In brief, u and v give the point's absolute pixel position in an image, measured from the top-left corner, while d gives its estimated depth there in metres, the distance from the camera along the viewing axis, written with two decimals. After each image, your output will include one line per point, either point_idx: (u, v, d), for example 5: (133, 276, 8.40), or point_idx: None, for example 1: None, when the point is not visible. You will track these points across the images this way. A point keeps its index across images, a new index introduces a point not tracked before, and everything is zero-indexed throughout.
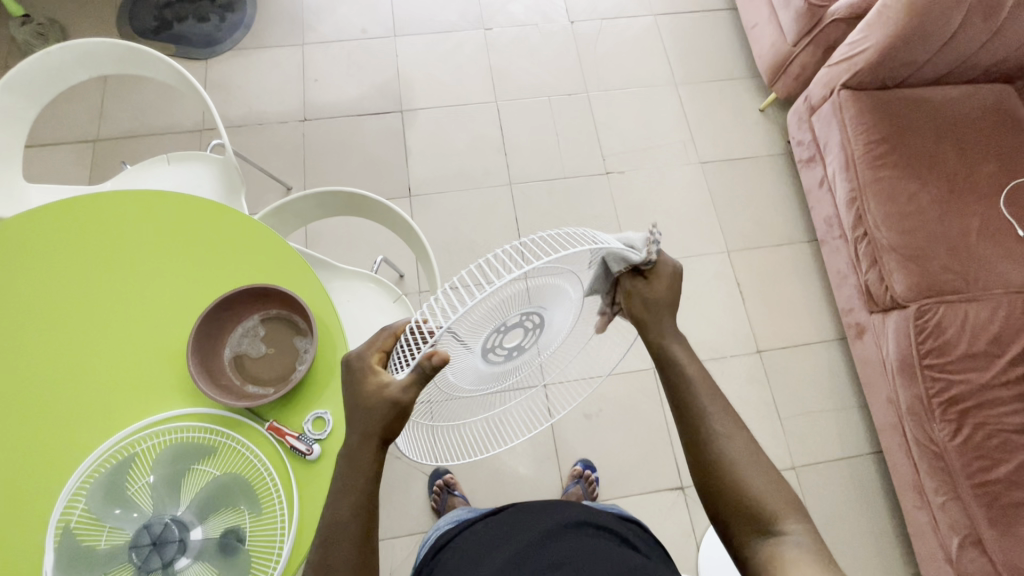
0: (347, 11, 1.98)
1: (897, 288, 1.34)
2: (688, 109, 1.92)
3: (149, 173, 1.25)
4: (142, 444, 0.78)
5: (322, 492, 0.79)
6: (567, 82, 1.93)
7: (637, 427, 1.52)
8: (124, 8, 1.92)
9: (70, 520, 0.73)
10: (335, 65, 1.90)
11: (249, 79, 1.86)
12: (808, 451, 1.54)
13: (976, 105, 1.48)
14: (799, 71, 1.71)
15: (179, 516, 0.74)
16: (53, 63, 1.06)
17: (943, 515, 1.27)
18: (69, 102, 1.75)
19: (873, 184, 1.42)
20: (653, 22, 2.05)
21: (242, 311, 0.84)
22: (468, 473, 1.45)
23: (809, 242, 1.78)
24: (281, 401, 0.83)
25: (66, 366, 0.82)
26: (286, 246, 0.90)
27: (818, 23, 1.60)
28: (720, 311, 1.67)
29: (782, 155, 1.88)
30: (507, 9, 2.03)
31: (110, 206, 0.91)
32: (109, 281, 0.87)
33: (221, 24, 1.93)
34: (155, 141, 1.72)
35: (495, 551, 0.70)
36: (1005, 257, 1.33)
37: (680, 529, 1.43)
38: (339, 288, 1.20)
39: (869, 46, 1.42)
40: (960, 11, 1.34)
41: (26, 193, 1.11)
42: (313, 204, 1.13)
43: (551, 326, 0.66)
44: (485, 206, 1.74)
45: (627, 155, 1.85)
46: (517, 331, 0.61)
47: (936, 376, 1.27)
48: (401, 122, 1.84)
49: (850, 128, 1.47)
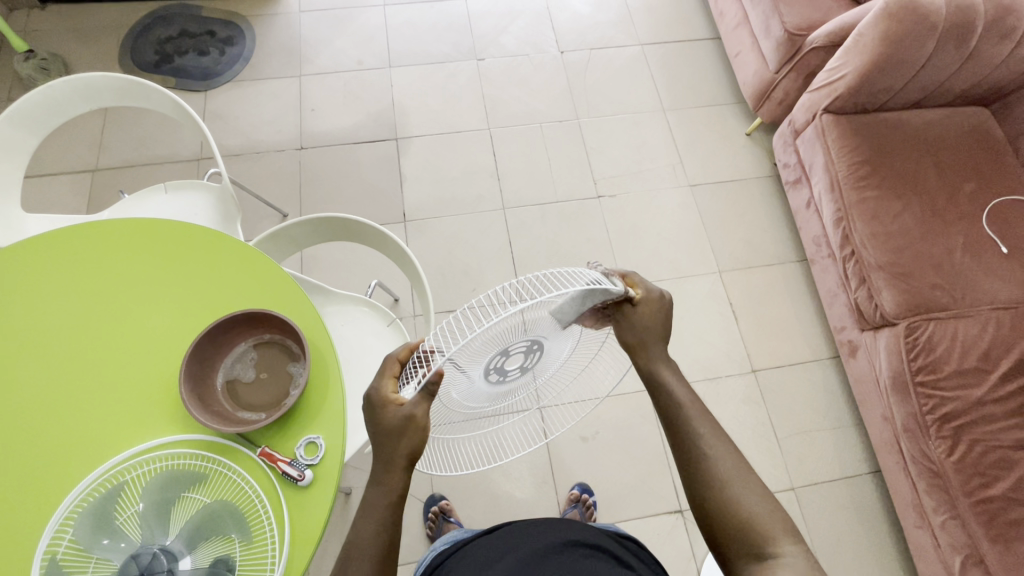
0: (343, 44, 2.04)
1: (887, 306, 1.36)
2: (677, 134, 1.97)
3: (146, 202, 1.27)
4: (131, 473, 0.77)
5: (313, 520, 0.78)
6: (558, 109, 1.98)
7: (633, 449, 1.51)
8: (126, 43, 1.98)
9: (56, 551, 0.71)
10: (332, 95, 1.95)
11: (248, 110, 1.90)
12: (806, 471, 1.53)
13: (954, 127, 1.52)
14: (782, 97, 1.77)
15: (168, 545, 0.71)
16: (55, 97, 1.08)
17: (944, 534, 1.27)
18: (69, 133, 1.78)
19: (858, 205, 1.45)
20: (640, 51, 2.12)
21: (236, 336, 0.84)
22: (465, 499, 1.43)
23: (799, 262, 1.80)
24: (274, 426, 0.83)
25: (57, 391, 0.82)
26: (281, 272, 0.92)
27: (798, 51, 1.66)
28: (714, 331, 1.68)
29: (769, 177, 1.92)
30: (498, 41, 2.09)
31: (109, 234, 0.92)
32: (105, 306, 0.87)
33: (220, 58, 1.98)
34: (153, 171, 1.75)
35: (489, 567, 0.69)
36: (990, 273, 1.35)
37: (680, 555, 1.40)
38: (333, 313, 1.20)
39: (846, 73, 1.47)
40: (932, 39, 1.37)
41: (22, 221, 1.12)
42: (307, 230, 1.14)
43: (550, 352, 0.69)
44: (478, 230, 1.77)
45: (618, 179, 1.88)
46: (518, 356, 0.63)
47: (928, 394, 1.27)
48: (396, 150, 1.87)
49: (833, 150, 1.52)
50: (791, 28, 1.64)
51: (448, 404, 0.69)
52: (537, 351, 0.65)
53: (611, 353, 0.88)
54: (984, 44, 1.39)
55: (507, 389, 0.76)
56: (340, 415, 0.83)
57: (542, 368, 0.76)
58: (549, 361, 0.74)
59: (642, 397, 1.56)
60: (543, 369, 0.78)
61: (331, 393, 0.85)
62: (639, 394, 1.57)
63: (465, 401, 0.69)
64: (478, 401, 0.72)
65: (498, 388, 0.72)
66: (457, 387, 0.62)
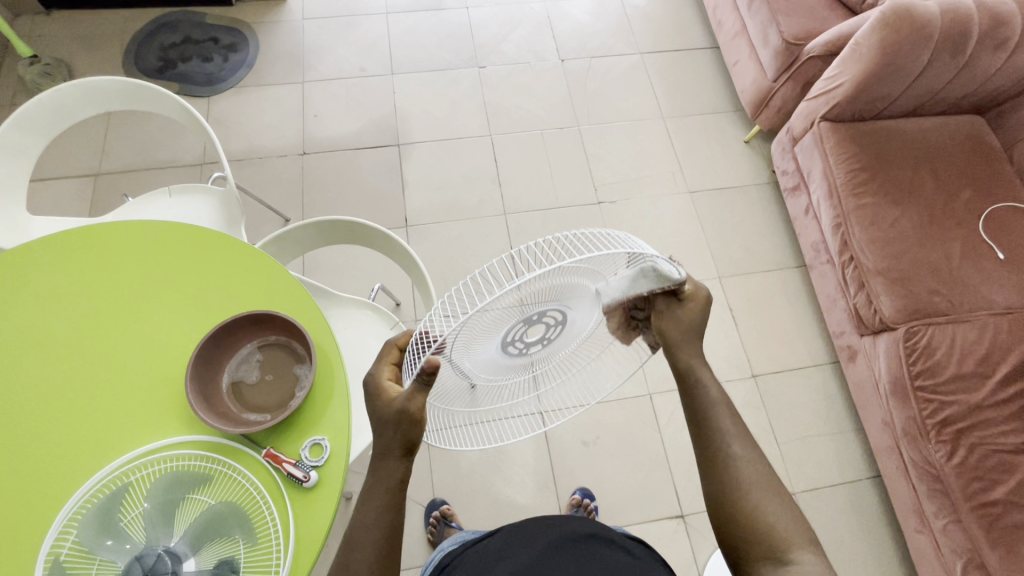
0: (346, 51, 2.06)
1: (886, 311, 1.37)
2: (676, 142, 1.99)
3: (149, 206, 1.27)
4: (135, 474, 0.77)
5: (318, 521, 0.78)
6: (559, 116, 2.00)
7: (635, 453, 1.51)
8: (130, 49, 1.99)
9: (60, 552, 0.71)
10: (334, 101, 1.96)
11: (251, 116, 1.91)
12: (807, 476, 1.53)
13: (949, 135, 1.55)
14: (779, 105, 1.79)
15: (173, 547, 0.72)
16: (63, 100, 1.09)
17: (945, 539, 1.27)
18: (72, 137, 1.79)
19: (855, 210, 1.47)
20: (639, 60, 2.15)
21: (241, 337, 0.84)
22: (467, 504, 1.43)
23: (798, 268, 1.81)
24: (278, 428, 0.83)
25: (61, 392, 0.82)
26: (287, 274, 0.92)
27: (797, 60, 1.69)
28: (714, 335, 1.69)
29: (768, 184, 1.94)
30: (499, 49, 2.12)
31: (116, 236, 0.93)
32: (110, 308, 0.88)
33: (224, 64, 2.00)
34: (156, 175, 1.76)
35: (499, 564, 0.69)
36: (987, 279, 1.36)
37: (682, 560, 1.40)
38: (337, 316, 1.21)
39: (844, 81, 1.50)
40: (928, 48, 1.40)
41: (27, 223, 1.13)
42: (313, 233, 1.15)
43: (572, 324, 0.69)
44: (480, 235, 1.78)
45: (619, 185, 1.90)
46: (540, 326, 0.64)
47: (928, 398, 1.28)
48: (398, 156, 1.89)
49: (832, 158, 1.54)
50: (789, 38, 1.66)
51: (462, 374, 0.68)
52: (560, 325, 0.67)
53: (606, 373, 0.94)
54: (978, 54, 1.42)
55: (514, 364, 0.72)
56: (345, 416, 0.83)
57: (561, 339, 0.72)
58: (567, 337, 0.73)
59: (643, 401, 1.56)
60: (555, 349, 0.76)
61: (336, 395, 0.85)
62: (641, 399, 1.57)
63: (480, 370, 0.68)
64: (488, 370, 0.69)
65: (515, 357, 0.69)
66: (479, 355, 0.63)
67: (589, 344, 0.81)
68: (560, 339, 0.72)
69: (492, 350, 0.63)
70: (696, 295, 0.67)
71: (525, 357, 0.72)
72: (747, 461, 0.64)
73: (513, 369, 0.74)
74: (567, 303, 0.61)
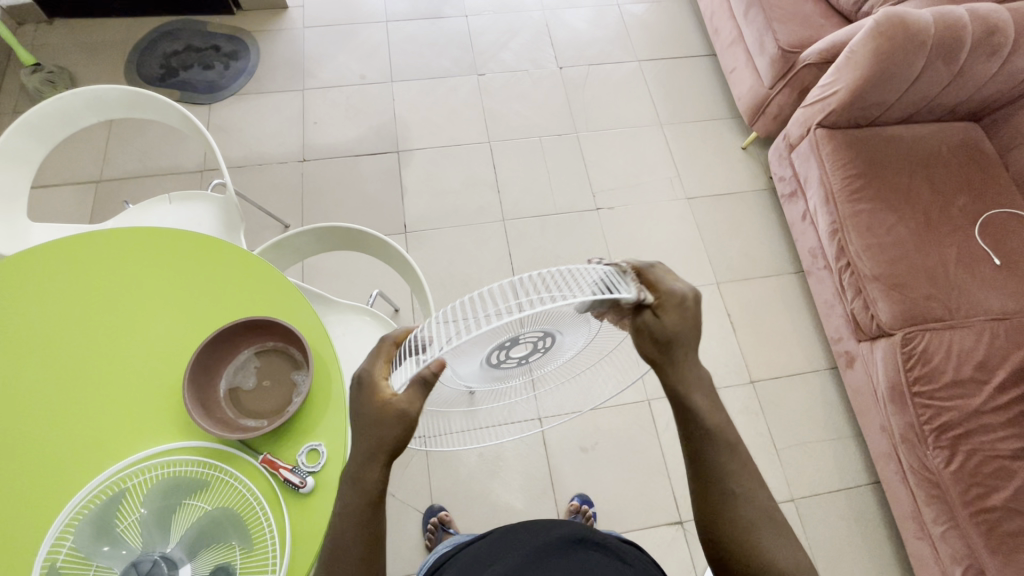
0: (346, 58, 2.08)
1: (883, 316, 1.37)
2: (674, 148, 2.00)
3: (150, 212, 1.28)
4: (134, 479, 0.78)
5: (314, 527, 0.78)
6: (557, 123, 2.02)
7: (634, 460, 1.51)
8: (132, 57, 2.01)
9: (56, 558, 0.71)
10: (334, 108, 1.98)
11: (252, 123, 1.93)
12: (806, 482, 1.53)
13: (945, 141, 1.56)
14: (776, 112, 1.80)
15: (169, 553, 0.71)
16: (65, 108, 1.10)
17: (944, 545, 1.27)
18: (74, 144, 1.80)
19: (852, 217, 1.48)
20: (637, 67, 2.16)
21: (239, 344, 0.85)
22: (466, 510, 1.43)
23: (796, 274, 1.82)
24: (276, 434, 0.83)
25: (59, 398, 0.82)
26: (286, 281, 0.93)
27: (792, 67, 1.70)
28: (712, 342, 1.69)
29: (765, 190, 1.95)
30: (498, 56, 2.13)
31: (117, 242, 0.94)
32: (110, 313, 0.88)
33: (225, 71, 2.01)
34: (157, 182, 1.77)
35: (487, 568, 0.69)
36: (984, 285, 1.36)
37: (680, 567, 1.39)
38: (334, 322, 1.21)
39: (839, 88, 1.51)
40: (922, 56, 1.41)
41: (27, 229, 1.14)
42: (311, 240, 1.16)
43: (564, 341, 0.68)
44: (479, 241, 1.78)
45: (617, 191, 1.91)
46: (527, 346, 0.64)
47: (926, 404, 1.29)
48: (398, 162, 1.90)
49: (828, 165, 1.55)
50: (784, 45, 1.68)
51: (444, 381, 0.66)
52: (550, 341, 0.65)
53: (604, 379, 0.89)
54: (971, 61, 1.43)
55: (512, 368, 0.72)
56: (342, 421, 0.84)
57: (557, 349, 0.71)
58: (568, 347, 0.72)
59: (641, 407, 1.56)
60: (551, 357, 0.75)
61: (333, 400, 0.85)
62: (639, 405, 1.57)
63: (464, 380, 0.67)
64: (473, 378, 0.68)
65: (503, 370, 0.69)
66: (463, 369, 0.62)
67: (589, 352, 0.79)
68: (554, 350, 0.71)
69: (477, 365, 0.62)
70: (671, 298, 0.60)
71: (520, 364, 0.72)
72: (741, 469, 0.65)
73: (504, 375, 0.72)
74: (561, 330, 0.62)
